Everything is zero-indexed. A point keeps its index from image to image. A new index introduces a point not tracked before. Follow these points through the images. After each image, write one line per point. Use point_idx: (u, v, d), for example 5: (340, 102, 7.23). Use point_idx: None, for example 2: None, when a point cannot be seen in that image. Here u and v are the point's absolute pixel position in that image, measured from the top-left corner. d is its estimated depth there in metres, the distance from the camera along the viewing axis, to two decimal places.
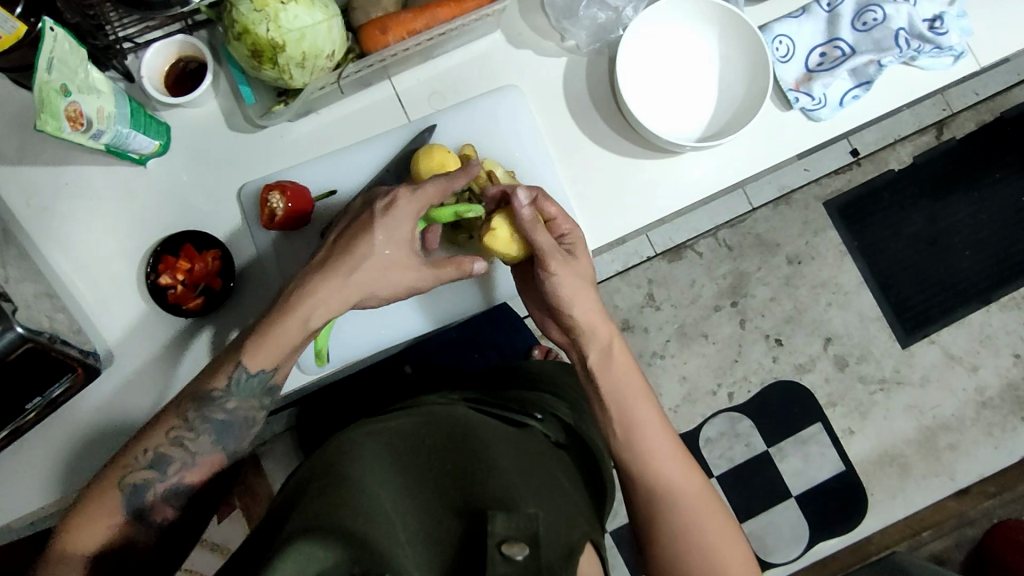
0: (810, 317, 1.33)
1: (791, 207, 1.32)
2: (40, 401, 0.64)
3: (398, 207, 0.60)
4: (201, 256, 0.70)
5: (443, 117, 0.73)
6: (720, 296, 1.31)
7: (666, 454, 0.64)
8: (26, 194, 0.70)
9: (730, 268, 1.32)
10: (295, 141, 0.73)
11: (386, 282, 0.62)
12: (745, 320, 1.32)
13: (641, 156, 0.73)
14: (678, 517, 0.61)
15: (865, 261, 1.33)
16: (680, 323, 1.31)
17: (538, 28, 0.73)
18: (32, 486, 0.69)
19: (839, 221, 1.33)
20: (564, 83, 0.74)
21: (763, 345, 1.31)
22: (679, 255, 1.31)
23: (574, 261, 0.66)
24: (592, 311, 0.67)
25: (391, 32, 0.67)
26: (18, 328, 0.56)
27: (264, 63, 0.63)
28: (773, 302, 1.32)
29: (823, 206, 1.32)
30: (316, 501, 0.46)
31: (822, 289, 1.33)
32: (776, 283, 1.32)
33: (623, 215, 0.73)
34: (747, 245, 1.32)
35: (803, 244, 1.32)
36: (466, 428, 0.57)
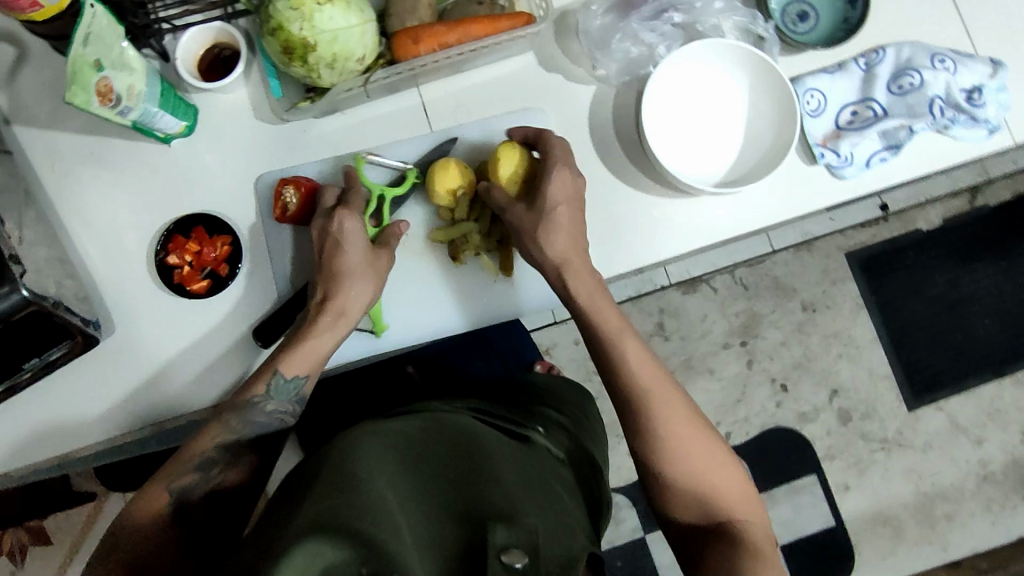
0: (819, 367, 1.31)
1: (812, 254, 1.31)
2: (37, 362, 0.66)
3: (343, 225, 0.66)
4: (211, 240, 0.71)
5: (465, 131, 0.73)
6: (730, 334, 1.31)
7: (661, 388, 0.64)
8: (67, 159, 0.73)
9: (743, 307, 1.31)
10: (317, 137, 0.73)
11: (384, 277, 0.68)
12: (753, 361, 1.31)
13: (658, 194, 0.73)
14: (673, 447, 0.62)
15: (880, 316, 1.31)
16: (686, 356, 1.30)
17: (571, 54, 0.74)
18: (17, 443, 0.70)
19: (860, 273, 1.31)
20: (590, 112, 0.74)
21: (768, 389, 1.30)
22: (694, 287, 1.31)
23: (569, 174, 0.68)
24: (570, 230, 0.67)
25: (423, 43, 0.67)
26: (23, 292, 0.58)
27: (294, 60, 0.64)
28: (783, 347, 1.31)
29: (844, 256, 1.31)
30: (322, 497, 0.45)
31: (834, 340, 1.31)
32: (788, 328, 1.31)
33: (636, 247, 0.73)
34: (764, 287, 1.31)
35: (820, 292, 1.31)
36: (467, 441, 0.56)
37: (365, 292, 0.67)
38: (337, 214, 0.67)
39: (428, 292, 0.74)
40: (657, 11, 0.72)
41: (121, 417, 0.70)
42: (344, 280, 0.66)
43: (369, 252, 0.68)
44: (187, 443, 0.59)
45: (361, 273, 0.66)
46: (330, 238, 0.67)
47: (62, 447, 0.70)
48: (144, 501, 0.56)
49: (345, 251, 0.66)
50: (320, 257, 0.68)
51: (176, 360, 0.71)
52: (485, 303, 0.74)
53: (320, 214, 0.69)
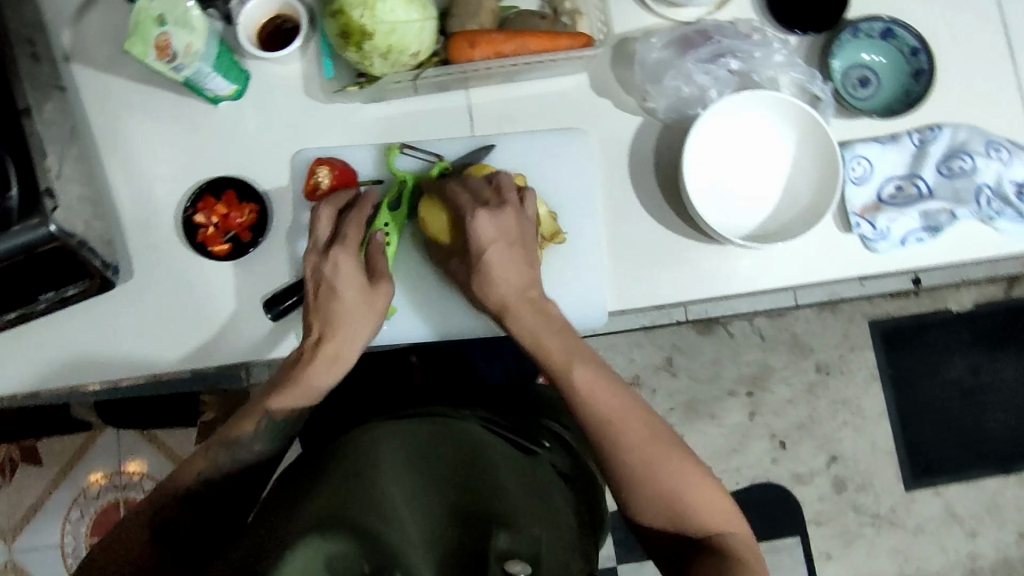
0: (823, 431, 1.29)
1: (836, 315, 1.30)
2: (53, 296, 0.67)
3: (337, 265, 0.65)
4: (239, 206, 0.71)
5: (506, 140, 0.74)
6: (737, 382, 1.29)
7: (619, 406, 0.60)
8: (119, 104, 0.75)
9: (756, 357, 1.30)
10: (361, 122, 0.74)
11: (376, 319, 0.66)
12: (756, 413, 1.29)
13: (686, 235, 0.72)
14: (634, 463, 0.59)
15: (893, 390, 1.30)
16: (690, 396, 1.29)
17: (625, 82, 0.74)
18: (17, 369, 0.71)
19: (880, 343, 1.30)
20: (633, 142, 0.74)
21: (766, 444, 1.28)
22: (710, 329, 1.30)
23: (511, 215, 0.66)
24: (517, 271, 0.65)
25: (479, 48, 0.68)
26: (52, 227, 0.61)
27: (350, 45, 0.64)
28: (789, 404, 1.29)
29: (867, 323, 1.30)
30: (331, 497, 0.46)
31: (841, 406, 1.29)
32: (798, 386, 1.30)
33: (657, 284, 0.72)
34: (781, 340, 1.30)
35: (836, 355, 1.30)
36: (474, 444, 0.57)
37: (354, 333, 0.65)
38: (331, 258, 0.65)
39: (442, 292, 0.74)
40: (714, 54, 0.72)
41: (125, 361, 0.72)
42: (335, 321, 0.64)
43: (360, 294, 0.65)
44: (177, 474, 0.61)
45: (353, 318, 0.65)
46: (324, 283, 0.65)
47: (60, 380, 0.71)
48: (172, 478, 0.61)
49: (336, 293, 0.64)
50: (310, 297, 0.66)
51: (185, 317, 0.72)
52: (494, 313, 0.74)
53: (313, 251, 0.67)
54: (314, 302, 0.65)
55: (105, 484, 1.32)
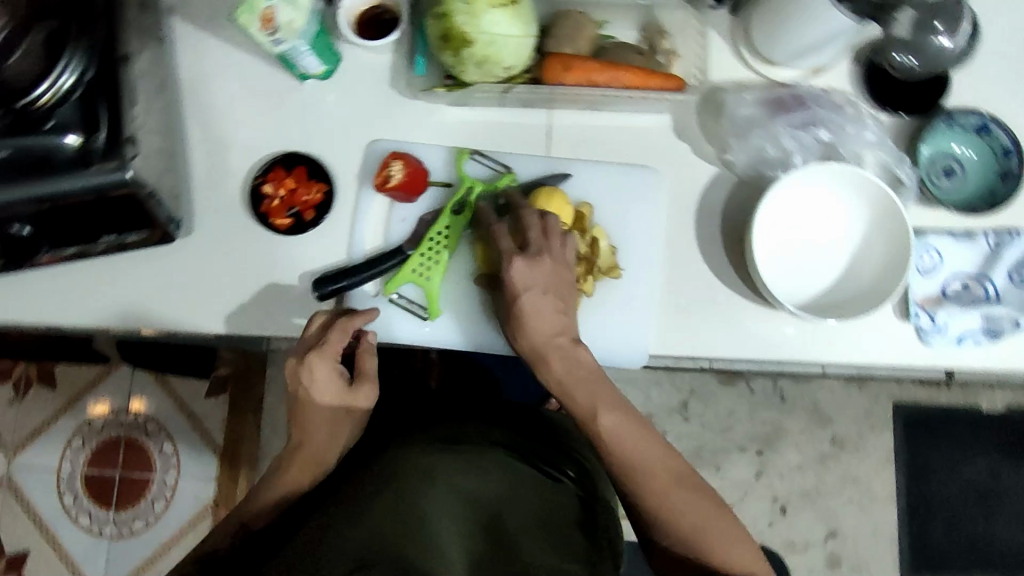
0: (827, 504, 1.27)
1: (862, 391, 1.29)
2: (113, 239, 0.69)
3: (314, 372, 0.67)
4: (308, 183, 0.73)
5: (579, 167, 0.73)
6: (749, 439, 1.29)
7: (641, 439, 0.64)
8: (209, 63, 0.76)
9: (773, 417, 1.29)
10: (439, 122, 0.74)
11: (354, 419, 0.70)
12: (762, 474, 1.28)
13: (741, 293, 0.72)
14: (653, 492, 0.63)
15: (907, 478, 1.27)
16: (699, 443, 1.29)
17: (707, 129, 0.74)
18: (60, 300, 0.72)
19: (902, 428, 1.28)
20: (704, 191, 0.73)
21: (767, 507, 1.27)
22: (732, 381, 1.30)
23: (552, 260, 0.65)
24: (552, 317, 0.65)
25: (572, 73, 0.68)
26: (129, 172, 0.62)
27: (447, 49, 0.65)
28: (797, 472, 1.28)
29: (892, 406, 1.29)
30: (383, 520, 0.54)
31: (850, 484, 1.27)
32: (810, 455, 1.28)
33: (702, 336, 0.71)
34: (801, 406, 1.29)
35: (855, 432, 1.28)
36: (501, 477, 0.63)
37: (330, 433, 0.69)
38: (306, 366, 0.66)
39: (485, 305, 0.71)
40: (804, 121, 0.72)
41: (164, 311, 0.73)
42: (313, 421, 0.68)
43: (337, 396, 0.68)
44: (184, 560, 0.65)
45: (330, 419, 0.68)
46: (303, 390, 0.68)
47: (99, 318, 0.72)
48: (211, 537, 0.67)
49: (312, 394, 0.67)
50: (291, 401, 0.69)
51: (230, 280, 0.72)
52: None
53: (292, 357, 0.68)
54: (295, 401, 0.68)
55: (111, 418, 1.34)
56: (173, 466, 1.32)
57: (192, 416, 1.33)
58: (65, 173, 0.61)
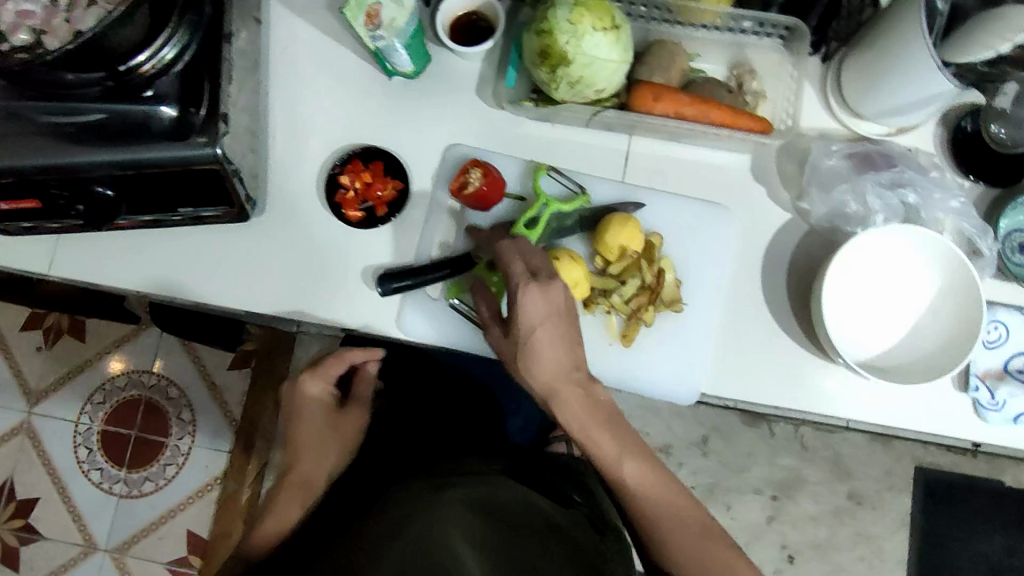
0: (837, 557, 1.27)
1: (885, 449, 1.28)
2: (190, 212, 0.70)
3: (304, 392, 0.77)
4: (384, 179, 0.73)
5: (653, 197, 0.73)
6: (765, 482, 1.28)
7: (647, 469, 0.63)
8: (301, 51, 0.78)
9: (792, 464, 1.29)
10: (519, 136, 0.75)
11: (338, 434, 0.78)
12: (774, 519, 1.28)
13: (801, 343, 0.71)
14: (656, 518, 0.62)
15: (920, 542, 1.27)
16: (714, 481, 1.28)
17: (784, 175, 0.74)
18: (129, 264, 0.74)
19: (921, 492, 1.27)
20: (775, 236, 0.73)
21: (775, 552, 1.27)
22: (754, 422, 1.30)
23: (558, 286, 0.62)
24: (561, 349, 0.63)
25: (662, 103, 0.68)
26: (218, 149, 0.63)
27: (544, 66, 0.65)
28: (810, 521, 1.27)
29: (914, 468, 1.28)
30: (400, 555, 0.52)
31: (861, 540, 1.27)
32: (825, 506, 1.28)
33: (757, 381, 0.71)
34: (822, 456, 1.29)
35: (873, 489, 1.28)
36: (504, 504, 0.60)
37: (319, 448, 0.76)
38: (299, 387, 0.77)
39: None
40: (894, 181, 0.71)
41: (227, 288, 0.74)
42: (303, 440, 0.76)
43: (319, 416, 0.77)
44: None
45: (319, 435, 0.76)
46: (293, 409, 0.77)
47: (163, 286, 0.74)
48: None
49: (303, 419, 0.76)
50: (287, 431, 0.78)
51: (293, 265, 0.73)
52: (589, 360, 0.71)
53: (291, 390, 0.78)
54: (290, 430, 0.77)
55: (134, 378, 1.35)
56: (189, 434, 1.34)
57: (213, 386, 1.34)
58: (156, 144, 0.63)
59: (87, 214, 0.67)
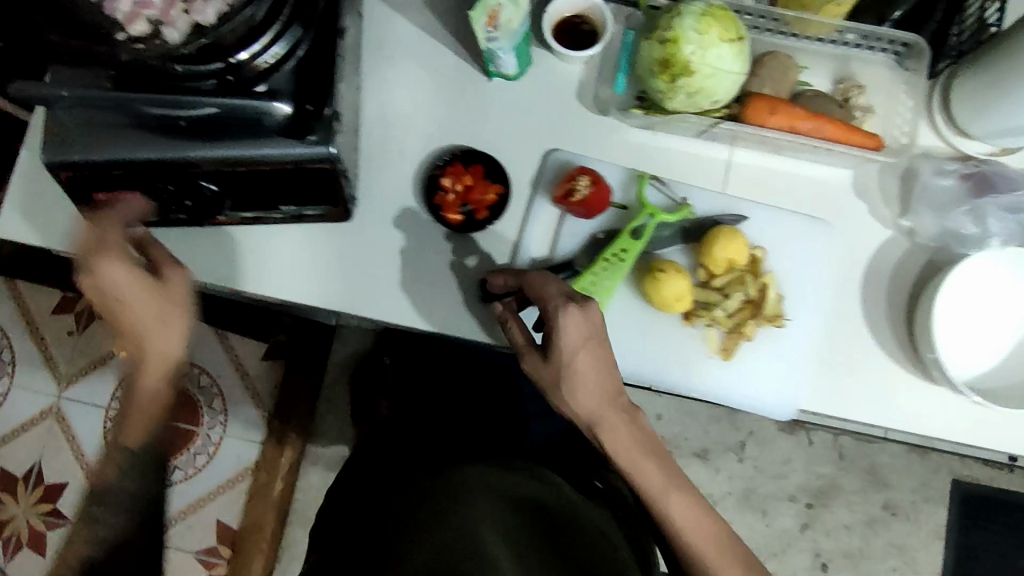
0: (870, 567, 1.28)
1: (923, 461, 1.29)
2: (293, 210, 0.69)
3: (103, 271, 0.60)
4: (485, 183, 0.72)
5: (755, 210, 0.73)
6: (800, 490, 1.29)
7: (676, 488, 0.63)
8: (392, 46, 0.76)
9: (828, 472, 1.29)
10: (620, 143, 0.74)
11: (170, 337, 0.63)
12: (808, 526, 1.28)
13: (901, 362, 0.71)
14: (679, 536, 0.63)
15: (954, 555, 1.27)
16: (749, 486, 1.29)
17: (885, 192, 0.73)
18: (214, 257, 0.72)
19: (957, 505, 1.28)
20: (873, 253, 0.72)
21: (807, 560, 1.27)
22: (792, 430, 1.30)
23: (596, 313, 0.61)
24: (598, 377, 0.62)
25: (777, 116, 0.67)
26: (331, 148, 0.62)
27: (663, 74, 0.64)
28: (844, 530, 1.28)
29: (951, 481, 1.28)
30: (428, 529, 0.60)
31: (895, 551, 1.27)
32: (860, 515, 1.28)
33: (854, 397, 0.70)
34: (858, 465, 1.29)
35: (909, 501, 1.28)
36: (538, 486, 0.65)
37: (141, 342, 0.62)
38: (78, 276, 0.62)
39: (650, 335, 0.70)
40: (1011, 204, 0.71)
41: (311, 286, 0.72)
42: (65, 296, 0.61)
43: (119, 288, 0.61)
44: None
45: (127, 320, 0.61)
46: (103, 296, 0.61)
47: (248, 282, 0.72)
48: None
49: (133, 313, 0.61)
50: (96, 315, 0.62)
51: (382, 265, 0.72)
52: (689, 374, 0.70)
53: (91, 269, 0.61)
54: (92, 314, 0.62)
55: None
56: (220, 423, 1.26)
57: (245, 374, 1.27)
58: (271, 140, 0.61)
59: (192, 209, 0.67)
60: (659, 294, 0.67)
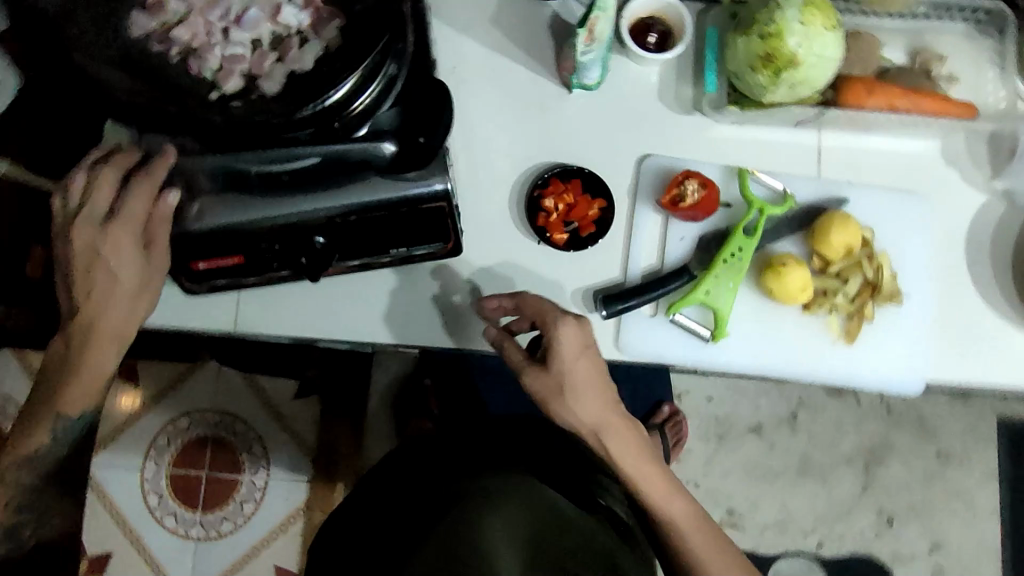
0: (935, 517, 1.29)
1: (967, 406, 1.31)
2: (403, 252, 0.66)
3: (117, 237, 0.58)
4: (588, 199, 0.70)
5: (856, 192, 0.73)
6: (855, 451, 1.29)
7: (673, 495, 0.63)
8: (463, 66, 0.73)
9: (879, 430, 1.30)
10: (713, 140, 0.73)
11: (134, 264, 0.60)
12: (868, 487, 1.29)
13: (1016, 324, 0.71)
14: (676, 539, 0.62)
15: (1012, 495, 1.29)
16: (805, 455, 1.29)
17: (975, 157, 0.74)
18: (306, 308, 0.69)
19: (1005, 444, 1.30)
20: (971, 218, 0.73)
21: (872, 519, 1.28)
22: (840, 394, 1.31)
23: (586, 323, 0.62)
24: (593, 387, 0.61)
25: (875, 98, 0.68)
26: (448, 185, 0.61)
27: (766, 69, 0.65)
28: (903, 485, 1.29)
29: (997, 422, 1.30)
30: None
31: (955, 497, 1.29)
32: (916, 468, 1.29)
33: (975, 362, 0.71)
34: (907, 419, 1.30)
35: (960, 447, 1.30)
36: None
37: (117, 282, 0.59)
38: (67, 230, 0.59)
39: (775, 330, 0.70)
40: None
41: (410, 323, 0.69)
42: (112, 285, 0.59)
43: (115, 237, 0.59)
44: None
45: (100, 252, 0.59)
46: (99, 245, 0.59)
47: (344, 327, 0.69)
48: None
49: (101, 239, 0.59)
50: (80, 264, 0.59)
51: (486, 293, 0.70)
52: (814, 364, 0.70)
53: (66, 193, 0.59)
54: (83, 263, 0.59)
55: (199, 417, 1.22)
56: (263, 467, 1.21)
57: (280, 417, 1.22)
58: (382, 181, 0.60)
59: (307, 265, 0.63)
60: (785, 286, 0.67)
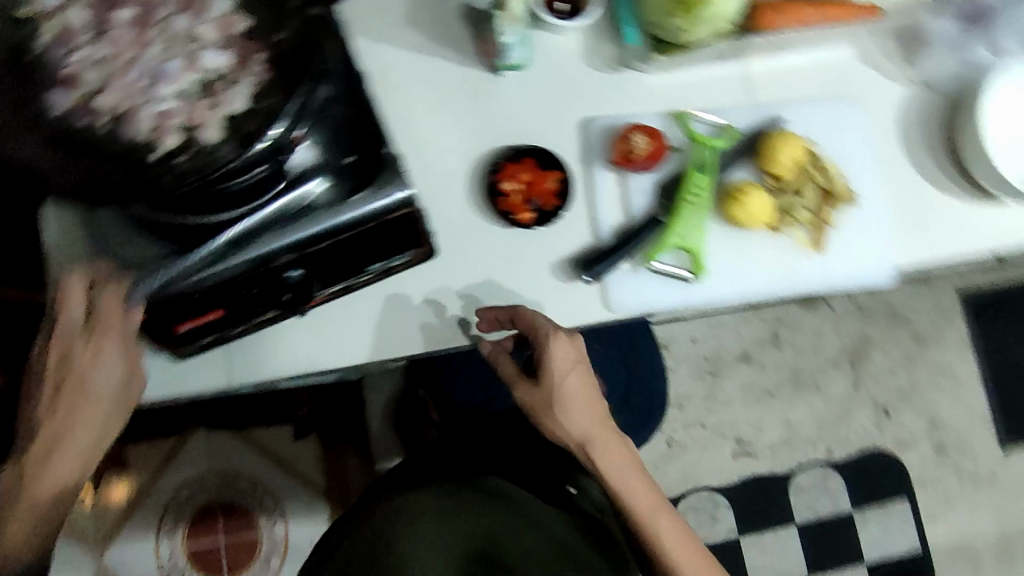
0: (924, 396, 1.36)
1: (930, 287, 1.37)
2: (380, 267, 0.67)
3: (102, 344, 0.59)
4: (544, 172, 0.72)
5: (789, 109, 0.76)
6: (840, 354, 1.34)
7: (655, 508, 0.68)
8: (389, 75, 0.73)
9: (857, 329, 1.35)
10: (647, 91, 0.75)
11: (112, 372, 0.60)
12: (860, 384, 1.34)
13: (963, 196, 0.76)
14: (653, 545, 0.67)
15: (987, 358, 1.37)
16: (795, 369, 1.33)
17: (888, 53, 0.77)
18: (298, 345, 0.68)
19: (972, 314, 1.37)
20: (899, 111, 0.77)
21: (870, 414, 1.34)
22: (814, 305, 1.35)
23: (578, 339, 0.68)
24: (583, 401, 0.68)
25: (785, 15, 0.70)
26: (408, 190, 0.61)
27: (680, 10, 0.66)
28: (890, 374, 1.35)
29: (959, 295, 1.38)
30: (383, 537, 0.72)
31: (938, 373, 1.36)
32: (897, 355, 1.36)
33: (933, 241, 0.76)
34: (879, 312, 1.36)
35: (933, 326, 1.37)
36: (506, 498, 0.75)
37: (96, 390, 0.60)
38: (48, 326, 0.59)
39: (748, 256, 0.73)
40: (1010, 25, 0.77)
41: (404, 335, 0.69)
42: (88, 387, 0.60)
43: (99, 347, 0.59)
44: None
45: (82, 357, 0.59)
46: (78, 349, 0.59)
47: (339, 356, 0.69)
48: None
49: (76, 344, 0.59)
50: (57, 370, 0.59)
51: (469, 287, 0.70)
52: (791, 280, 0.73)
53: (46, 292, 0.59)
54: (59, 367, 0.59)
55: (196, 485, 1.19)
56: (280, 517, 1.20)
57: (282, 461, 1.21)
58: (347, 202, 0.59)
59: (290, 300, 0.64)
60: (749, 211, 0.70)
